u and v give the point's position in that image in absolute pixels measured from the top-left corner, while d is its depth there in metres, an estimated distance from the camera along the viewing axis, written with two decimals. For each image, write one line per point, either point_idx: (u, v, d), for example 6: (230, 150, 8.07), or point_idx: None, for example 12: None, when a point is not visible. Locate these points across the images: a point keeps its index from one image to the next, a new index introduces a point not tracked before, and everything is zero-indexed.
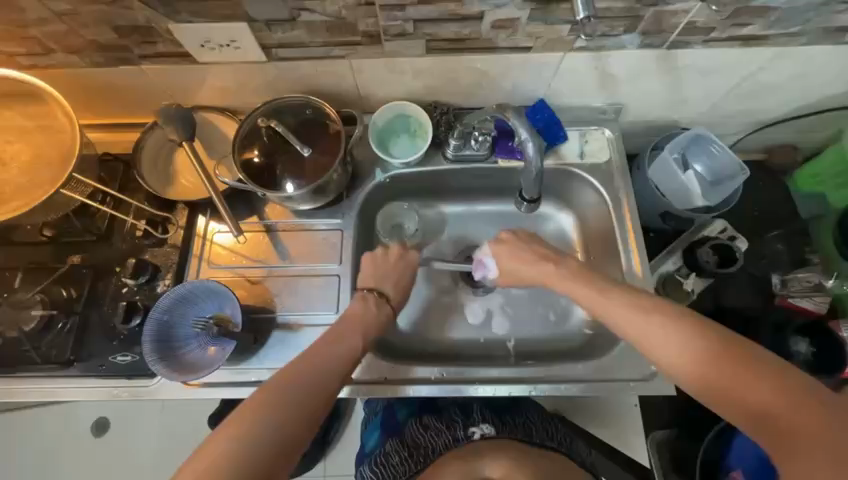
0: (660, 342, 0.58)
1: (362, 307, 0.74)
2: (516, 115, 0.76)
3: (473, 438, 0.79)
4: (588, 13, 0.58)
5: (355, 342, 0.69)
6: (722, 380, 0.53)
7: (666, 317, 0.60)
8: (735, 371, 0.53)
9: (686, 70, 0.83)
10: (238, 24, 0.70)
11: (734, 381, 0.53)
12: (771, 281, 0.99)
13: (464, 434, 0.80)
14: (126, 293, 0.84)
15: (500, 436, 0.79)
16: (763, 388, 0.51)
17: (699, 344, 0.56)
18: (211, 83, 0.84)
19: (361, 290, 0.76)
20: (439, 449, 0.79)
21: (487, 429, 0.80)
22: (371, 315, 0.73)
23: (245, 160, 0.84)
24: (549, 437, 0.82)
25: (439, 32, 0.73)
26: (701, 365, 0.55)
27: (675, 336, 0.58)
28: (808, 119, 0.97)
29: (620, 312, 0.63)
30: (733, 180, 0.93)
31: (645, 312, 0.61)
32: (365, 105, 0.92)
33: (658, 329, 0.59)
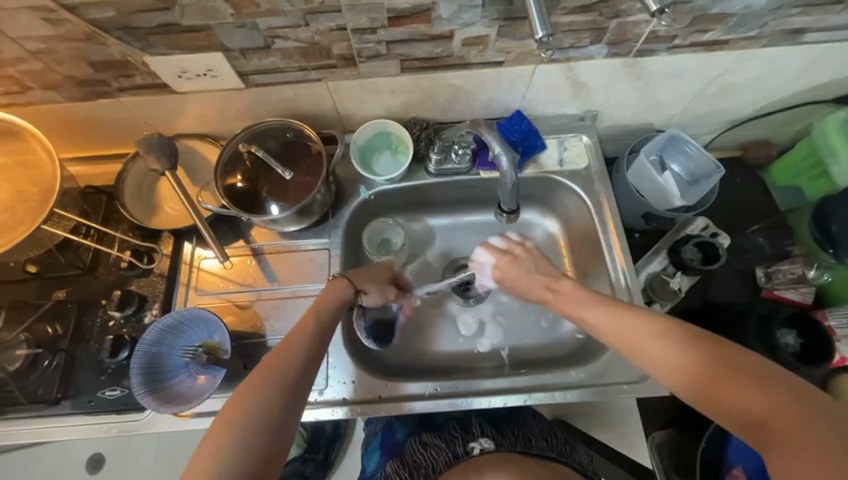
0: (652, 352, 0.59)
1: (369, 323, 0.76)
2: (489, 130, 0.78)
3: (472, 453, 0.78)
4: (546, 33, 0.59)
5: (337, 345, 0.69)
6: (712, 387, 0.54)
7: (658, 327, 0.61)
8: (731, 379, 0.53)
9: (655, 75, 0.86)
10: (214, 54, 0.71)
11: (725, 390, 0.53)
12: (756, 274, 1.01)
13: (464, 449, 0.79)
14: (112, 326, 0.83)
15: (501, 450, 0.78)
16: (761, 395, 0.51)
17: (695, 353, 0.56)
18: (191, 111, 0.85)
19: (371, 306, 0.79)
20: (439, 467, 0.78)
21: (486, 443, 0.79)
22: (373, 328, 0.75)
23: (228, 185, 0.84)
24: (548, 446, 0.81)
25: (411, 52, 0.75)
26: (693, 373, 0.56)
27: (669, 346, 0.58)
28: (776, 116, 1.00)
29: (611, 327, 0.64)
30: (710, 179, 0.96)
31: (633, 323, 0.62)
32: (346, 124, 0.93)
33: (653, 339, 0.60)
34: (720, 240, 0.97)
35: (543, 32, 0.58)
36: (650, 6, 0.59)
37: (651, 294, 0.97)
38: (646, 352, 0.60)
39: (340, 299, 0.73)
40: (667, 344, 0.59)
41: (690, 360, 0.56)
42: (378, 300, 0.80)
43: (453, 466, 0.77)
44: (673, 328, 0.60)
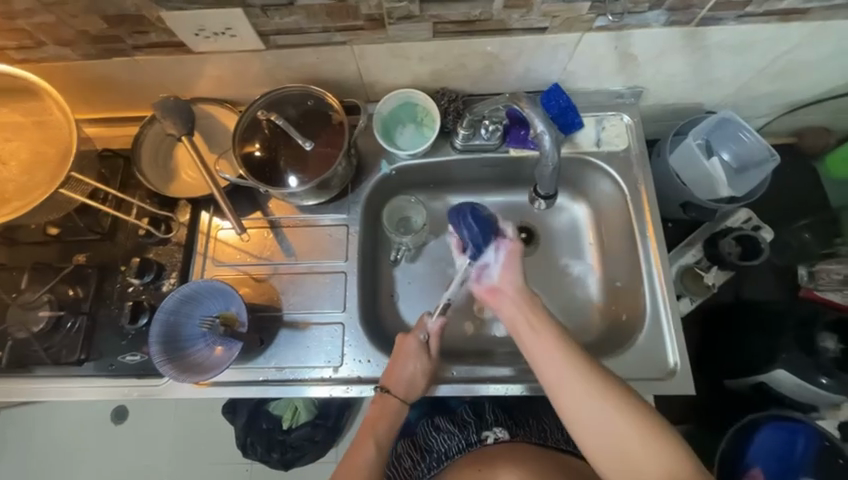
0: (597, 416, 0.61)
1: (381, 404, 0.75)
2: (531, 105, 0.72)
3: (486, 442, 0.78)
4: None
5: (392, 407, 0.75)
6: (626, 447, 0.59)
7: (593, 374, 0.63)
8: (655, 452, 0.58)
9: (715, 48, 0.77)
10: (232, 10, 0.65)
11: (645, 461, 0.58)
12: (798, 273, 0.92)
13: (478, 437, 0.79)
14: (132, 292, 0.83)
15: (515, 440, 0.78)
16: (649, 447, 0.59)
17: (626, 427, 0.60)
18: (209, 73, 0.81)
19: (380, 388, 0.76)
20: (453, 452, 0.79)
21: (501, 433, 0.79)
22: (420, 370, 0.76)
23: (246, 155, 0.82)
24: (563, 438, 0.81)
25: (446, 13, 0.67)
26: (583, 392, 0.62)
27: (605, 409, 0.61)
28: (844, 100, 0.91)
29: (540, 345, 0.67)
30: (762, 168, 0.88)
31: (572, 363, 0.64)
32: (369, 94, 0.87)
33: (583, 387, 0.63)
34: (764, 234, 0.91)
35: None
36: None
37: (681, 288, 0.92)
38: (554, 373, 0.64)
39: (415, 363, 0.76)
40: (572, 375, 0.64)
41: (582, 382, 0.63)
42: (395, 381, 0.75)
43: (466, 453, 0.78)
44: (620, 391, 0.62)
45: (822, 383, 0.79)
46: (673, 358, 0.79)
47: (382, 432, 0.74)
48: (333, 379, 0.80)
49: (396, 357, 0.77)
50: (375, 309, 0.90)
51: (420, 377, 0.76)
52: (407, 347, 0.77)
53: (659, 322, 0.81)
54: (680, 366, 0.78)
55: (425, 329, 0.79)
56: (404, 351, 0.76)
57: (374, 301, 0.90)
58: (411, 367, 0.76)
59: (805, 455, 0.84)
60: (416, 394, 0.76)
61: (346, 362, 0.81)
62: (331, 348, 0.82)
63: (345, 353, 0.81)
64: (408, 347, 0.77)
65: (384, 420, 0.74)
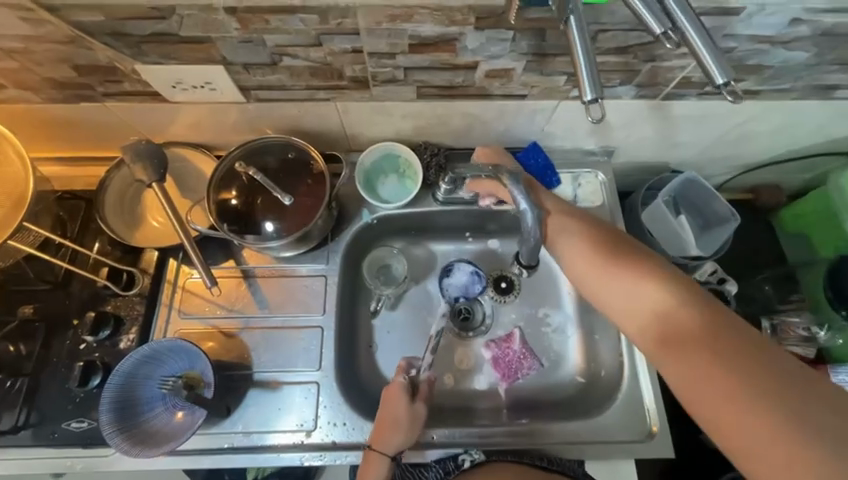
0: (618, 290, 0.59)
1: (371, 463, 0.69)
2: (513, 182, 0.67)
3: (463, 466, 0.74)
4: (597, 96, 0.46)
5: (381, 466, 0.69)
6: (673, 369, 0.52)
7: (621, 263, 0.61)
8: (701, 372, 0.50)
9: (679, 118, 0.82)
10: (212, 67, 0.64)
11: (690, 379, 0.50)
12: (761, 325, 0.95)
13: (455, 464, 0.75)
14: (84, 350, 0.76)
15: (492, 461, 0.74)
16: (698, 361, 0.50)
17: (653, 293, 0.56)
18: (185, 120, 0.78)
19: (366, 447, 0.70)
20: None
21: (477, 455, 0.76)
22: (405, 413, 0.72)
23: (221, 206, 0.79)
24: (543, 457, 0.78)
25: (429, 79, 0.69)
26: (681, 322, 0.53)
27: (626, 282, 0.59)
28: (791, 164, 0.99)
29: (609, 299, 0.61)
30: (724, 226, 0.93)
31: (605, 271, 0.61)
32: (351, 144, 0.87)
33: (613, 275, 0.60)
34: (729, 286, 0.93)
35: (592, 94, 0.46)
36: (715, 79, 0.45)
37: None
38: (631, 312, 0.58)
39: (401, 405, 0.72)
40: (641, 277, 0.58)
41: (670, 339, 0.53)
42: (382, 438, 0.70)
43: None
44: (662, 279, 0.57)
45: None
46: (651, 418, 0.80)
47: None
48: (305, 444, 0.75)
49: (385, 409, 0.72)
50: (352, 362, 0.87)
51: (407, 426, 0.71)
52: (393, 395, 0.73)
53: (635, 379, 0.83)
54: (658, 426, 0.79)
55: (406, 371, 0.76)
56: (392, 398, 0.72)
57: (351, 354, 0.87)
58: (401, 410, 0.72)
59: None
60: (400, 441, 0.70)
61: (319, 425, 0.76)
62: (304, 410, 0.77)
63: (319, 415, 0.77)
64: (391, 393, 0.73)
65: (374, 478, 0.68)
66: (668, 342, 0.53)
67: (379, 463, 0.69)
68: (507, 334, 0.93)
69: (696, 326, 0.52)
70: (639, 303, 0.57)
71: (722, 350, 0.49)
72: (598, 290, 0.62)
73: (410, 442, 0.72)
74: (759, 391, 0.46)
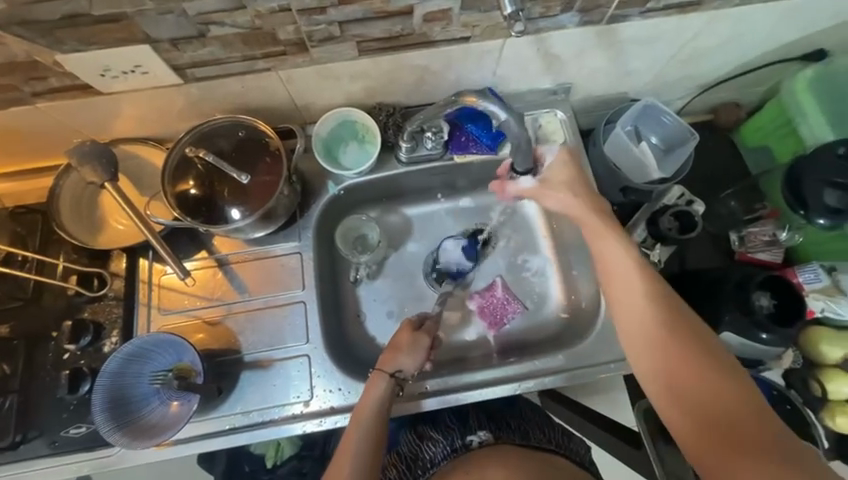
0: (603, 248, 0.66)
1: (373, 382, 0.71)
2: (483, 98, 0.72)
3: (470, 446, 0.78)
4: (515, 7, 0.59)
5: (380, 383, 0.71)
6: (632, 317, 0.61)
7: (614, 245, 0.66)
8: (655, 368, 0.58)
9: (628, 42, 0.82)
10: (138, 47, 0.61)
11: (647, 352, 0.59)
12: (730, 238, 1.01)
13: (462, 442, 0.79)
14: (68, 359, 0.76)
15: (498, 442, 0.78)
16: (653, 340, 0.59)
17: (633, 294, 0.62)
18: (126, 113, 0.75)
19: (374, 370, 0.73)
20: (438, 459, 0.78)
21: (484, 436, 0.79)
22: (412, 338, 0.76)
23: (181, 196, 0.77)
24: (546, 438, 0.81)
25: (368, 32, 0.67)
26: (647, 335, 0.60)
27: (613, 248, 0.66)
28: (746, 77, 0.99)
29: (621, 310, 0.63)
30: (684, 147, 0.95)
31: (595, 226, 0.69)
32: (305, 116, 0.85)
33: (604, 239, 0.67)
34: (696, 207, 0.97)
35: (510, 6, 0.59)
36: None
37: None
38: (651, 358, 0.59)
39: (407, 331, 0.77)
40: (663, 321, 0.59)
41: (653, 308, 0.60)
42: (394, 360, 0.73)
43: (452, 459, 0.77)
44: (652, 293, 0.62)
45: (763, 338, 0.83)
46: None
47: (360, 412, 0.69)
48: (305, 414, 0.77)
49: (400, 340, 0.76)
50: (341, 332, 0.88)
51: (412, 349, 0.75)
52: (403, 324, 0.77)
53: None
54: None
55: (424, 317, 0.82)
56: (406, 329, 0.77)
57: (340, 325, 0.89)
58: (408, 339, 0.76)
59: None
60: (402, 362, 0.73)
61: (316, 395, 0.78)
62: (299, 382, 0.79)
63: (314, 385, 0.79)
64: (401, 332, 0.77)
65: (373, 396, 0.70)
66: (625, 300, 0.62)
67: (381, 382, 0.71)
68: (489, 284, 0.95)
69: (657, 354, 0.58)
70: (643, 331, 0.60)
71: (685, 375, 0.56)
72: (611, 280, 0.65)
73: (415, 367, 0.75)
74: (701, 411, 0.54)
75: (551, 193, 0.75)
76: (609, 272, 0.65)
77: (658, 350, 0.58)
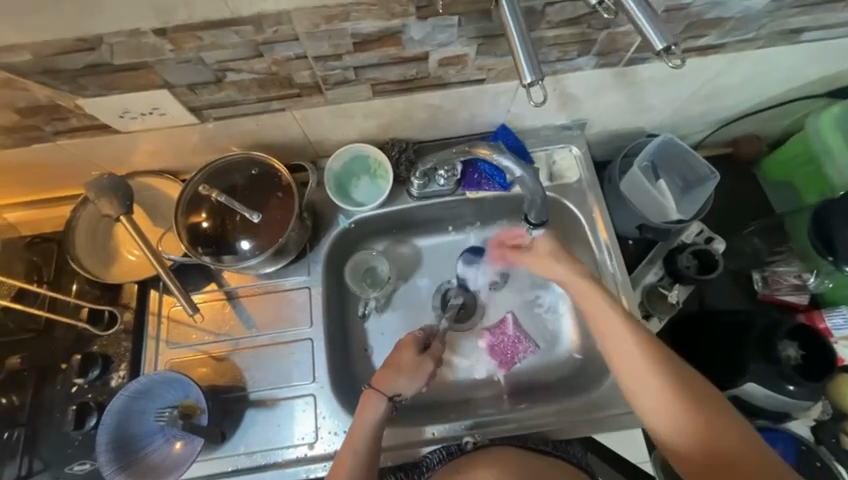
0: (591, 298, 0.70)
1: (367, 404, 0.71)
2: (499, 153, 0.73)
3: (466, 449, 0.75)
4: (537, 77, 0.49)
5: (378, 406, 0.70)
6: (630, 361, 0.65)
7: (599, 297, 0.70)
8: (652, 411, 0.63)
9: (646, 82, 0.80)
10: (157, 91, 0.62)
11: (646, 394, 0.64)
12: (752, 278, 0.98)
13: (457, 446, 0.76)
14: (76, 392, 0.76)
15: (495, 446, 0.75)
16: (649, 381, 0.64)
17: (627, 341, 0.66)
18: (143, 149, 0.77)
19: (368, 386, 0.72)
20: (433, 463, 0.75)
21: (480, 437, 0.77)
22: (412, 361, 0.74)
23: (193, 232, 0.78)
24: (543, 440, 0.78)
25: (382, 76, 0.67)
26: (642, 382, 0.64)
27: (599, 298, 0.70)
28: (767, 113, 0.97)
29: (621, 367, 0.66)
30: (705, 185, 0.92)
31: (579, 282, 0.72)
32: (318, 150, 0.85)
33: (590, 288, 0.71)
34: (716, 245, 0.95)
35: (531, 75, 0.49)
36: (654, 44, 0.49)
37: (647, 307, 0.94)
38: (652, 409, 0.63)
39: (411, 355, 0.74)
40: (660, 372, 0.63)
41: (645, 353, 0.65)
42: (389, 383, 0.72)
43: (448, 463, 0.74)
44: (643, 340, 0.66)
45: (790, 391, 0.79)
46: None
47: (360, 437, 0.69)
48: (310, 457, 0.75)
49: (400, 362, 0.73)
50: (348, 368, 0.86)
51: (413, 373, 0.73)
52: (406, 344, 0.75)
53: None
54: None
55: (427, 331, 0.80)
56: (406, 348, 0.75)
57: (346, 361, 0.87)
58: (411, 360, 0.74)
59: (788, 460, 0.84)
60: (405, 390, 0.72)
61: (321, 436, 0.76)
62: (305, 423, 0.77)
63: (319, 426, 0.77)
64: (402, 349, 0.75)
65: (367, 419, 0.70)
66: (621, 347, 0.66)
67: (374, 407, 0.70)
68: (499, 320, 0.93)
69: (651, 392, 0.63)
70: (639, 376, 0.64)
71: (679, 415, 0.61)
72: (602, 333, 0.68)
73: (413, 391, 0.73)
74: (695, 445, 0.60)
75: (554, 262, 0.75)
76: (599, 324, 0.69)
77: (658, 401, 0.63)
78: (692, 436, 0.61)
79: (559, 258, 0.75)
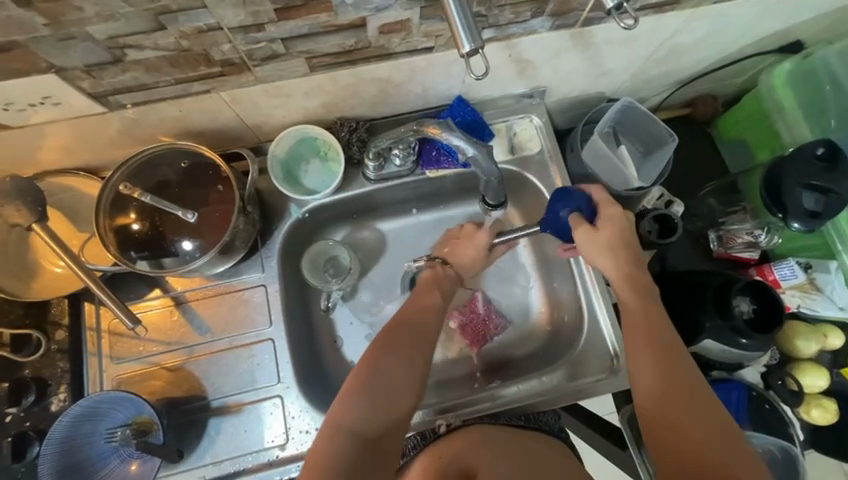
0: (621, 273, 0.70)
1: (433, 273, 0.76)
2: (447, 131, 0.67)
3: (438, 431, 0.76)
4: (475, 46, 0.46)
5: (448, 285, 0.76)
6: (641, 337, 0.65)
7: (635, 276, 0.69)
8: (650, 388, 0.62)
9: (603, 44, 0.76)
10: (44, 77, 0.53)
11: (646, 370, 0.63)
12: (709, 237, 1.00)
13: (431, 430, 0.77)
14: (10, 422, 0.69)
15: (463, 424, 0.75)
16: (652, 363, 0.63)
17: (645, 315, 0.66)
18: (47, 146, 0.66)
19: (433, 258, 0.78)
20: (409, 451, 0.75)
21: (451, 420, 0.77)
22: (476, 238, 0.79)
23: (122, 237, 0.69)
24: (516, 415, 0.80)
25: (316, 47, 0.59)
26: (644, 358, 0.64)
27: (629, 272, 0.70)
28: (722, 72, 0.96)
29: (634, 345, 0.66)
30: (664, 148, 0.90)
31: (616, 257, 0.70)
32: (258, 135, 0.77)
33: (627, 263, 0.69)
34: (675, 208, 0.96)
35: (469, 45, 0.46)
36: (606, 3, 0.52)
37: None
38: (649, 388, 0.62)
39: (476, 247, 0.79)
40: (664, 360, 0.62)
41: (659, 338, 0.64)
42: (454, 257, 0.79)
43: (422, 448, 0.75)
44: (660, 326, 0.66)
45: (743, 343, 0.82)
46: (614, 349, 0.81)
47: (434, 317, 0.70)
48: (282, 458, 0.73)
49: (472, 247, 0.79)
50: (318, 364, 0.82)
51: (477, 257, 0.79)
52: (470, 238, 0.79)
53: (596, 321, 0.83)
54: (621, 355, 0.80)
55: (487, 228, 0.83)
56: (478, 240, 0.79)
57: (314, 358, 0.83)
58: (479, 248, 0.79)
59: (739, 407, 0.90)
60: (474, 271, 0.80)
61: (292, 437, 0.73)
62: (274, 425, 0.74)
63: (289, 428, 0.74)
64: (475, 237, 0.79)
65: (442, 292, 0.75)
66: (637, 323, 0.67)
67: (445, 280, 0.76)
68: (469, 299, 0.91)
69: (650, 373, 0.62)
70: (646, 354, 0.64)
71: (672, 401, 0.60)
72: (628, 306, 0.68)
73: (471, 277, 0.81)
74: (680, 437, 0.58)
75: (608, 257, 0.70)
76: (631, 301, 0.68)
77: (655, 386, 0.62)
78: (678, 429, 0.58)
79: (623, 254, 0.70)
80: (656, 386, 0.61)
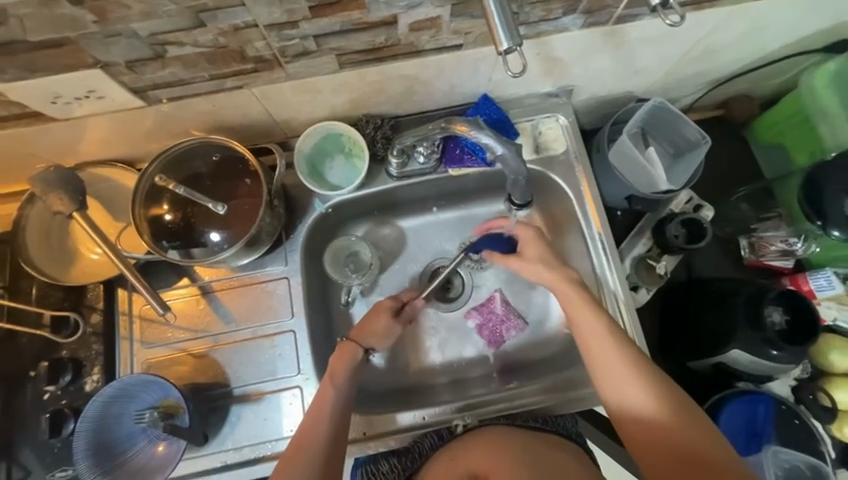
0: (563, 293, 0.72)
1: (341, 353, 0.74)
2: (476, 128, 0.67)
3: (456, 432, 0.76)
4: (513, 43, 0.46)
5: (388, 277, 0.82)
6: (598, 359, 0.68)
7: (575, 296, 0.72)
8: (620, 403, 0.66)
9: (636, 43, 0.75)
10: (89, 72, 0.56)
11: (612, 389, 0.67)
12: (740, 244, 0.96)
13: (447, 429, 0.77)
14: (48, 399, 0.72)
15: (481, 426, 0.75)
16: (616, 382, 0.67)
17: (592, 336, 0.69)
18: (88, 138, 0.69)
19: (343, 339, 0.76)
20: (425, 449, 0.75)
21: (469, 420, 0.78)
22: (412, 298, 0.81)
23: (156, 227, 0.72)
24: (533, 417, 0.78)
25: (347, 44, 0.60)
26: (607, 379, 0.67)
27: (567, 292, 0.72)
28: (761, 71, 0.92)
29: (595, 367, 0.69)
30: (696, 150, 0.87)
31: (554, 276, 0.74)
32: (286, 130, 0.79)
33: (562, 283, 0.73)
34: (705, 213, 0.93)
35: (508, 42, 0.46)
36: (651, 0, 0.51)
37: (635, 279, 0.93)
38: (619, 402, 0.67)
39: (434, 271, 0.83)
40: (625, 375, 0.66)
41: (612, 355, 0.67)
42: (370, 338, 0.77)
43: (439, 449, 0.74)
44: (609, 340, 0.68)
45: (774, 355, 0.79)
46: None
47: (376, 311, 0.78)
48: None
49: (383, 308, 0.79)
50: None
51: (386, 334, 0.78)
52: (379, 310, 0.78)
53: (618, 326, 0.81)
54: None
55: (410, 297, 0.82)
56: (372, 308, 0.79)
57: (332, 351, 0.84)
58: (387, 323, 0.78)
59: (767, 423, 0.87)
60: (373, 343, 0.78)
61: None
62: (293, 415, 0.76)
63: None
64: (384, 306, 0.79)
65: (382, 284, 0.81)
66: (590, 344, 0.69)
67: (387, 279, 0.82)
68: (487, 298, 0.91)
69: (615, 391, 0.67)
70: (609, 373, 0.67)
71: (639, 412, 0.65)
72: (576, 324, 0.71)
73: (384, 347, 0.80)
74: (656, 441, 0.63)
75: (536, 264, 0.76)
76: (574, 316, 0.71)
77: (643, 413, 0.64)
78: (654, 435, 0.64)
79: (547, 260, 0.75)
80: (627, 403, 0.65)
